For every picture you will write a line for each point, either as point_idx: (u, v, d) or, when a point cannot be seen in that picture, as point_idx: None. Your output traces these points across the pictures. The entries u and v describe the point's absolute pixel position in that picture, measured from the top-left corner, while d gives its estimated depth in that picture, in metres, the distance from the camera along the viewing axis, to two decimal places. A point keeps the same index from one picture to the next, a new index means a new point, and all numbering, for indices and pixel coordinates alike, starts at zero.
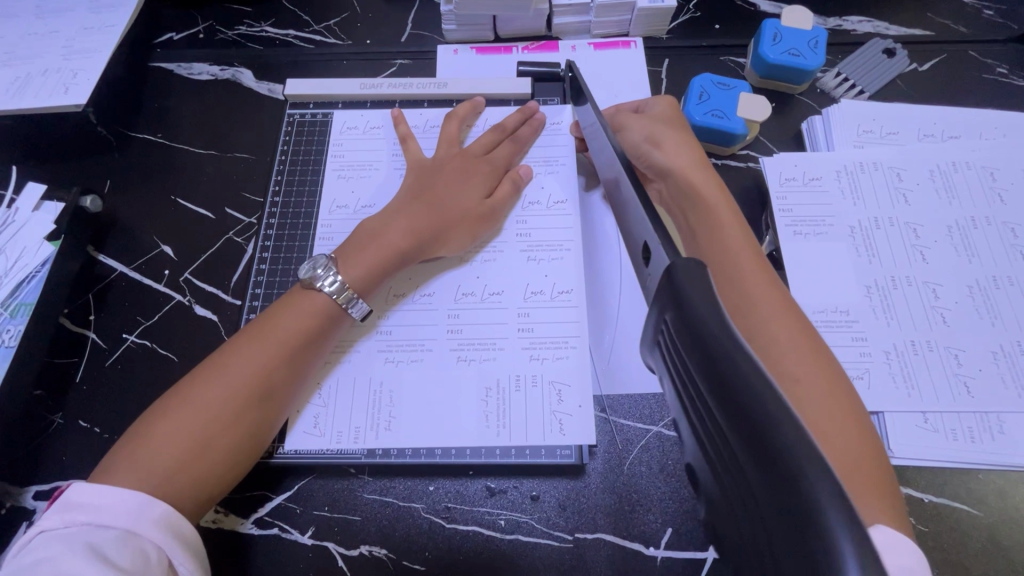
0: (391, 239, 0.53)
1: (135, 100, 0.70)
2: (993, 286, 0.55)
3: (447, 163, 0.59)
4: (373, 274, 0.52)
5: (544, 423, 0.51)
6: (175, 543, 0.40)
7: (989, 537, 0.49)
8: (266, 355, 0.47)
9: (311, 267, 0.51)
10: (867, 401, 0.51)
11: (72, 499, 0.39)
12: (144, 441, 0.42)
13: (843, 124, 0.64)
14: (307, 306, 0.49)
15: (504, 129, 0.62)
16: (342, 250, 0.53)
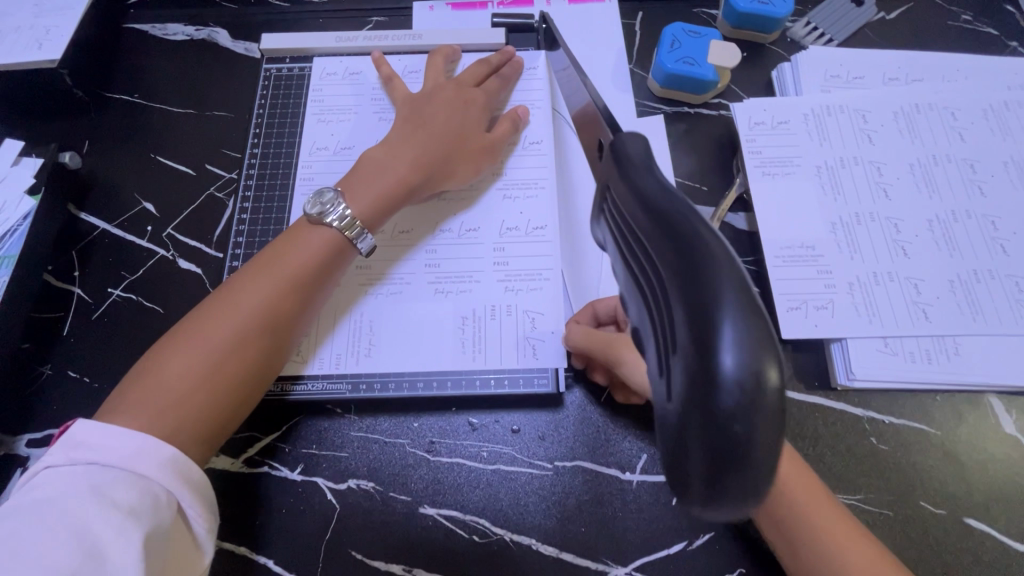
0: (396, 170, 0.53)
1: (110, 60, 0.70)
2: (951, 220, 0.57)
3: (439, 95, 0.60)
4: (381, 206, 0.52)
5: (518, 347, 0.55)
6: (183, 486, 0.38)
7: (943, 453, 0.52)
8: (274, 289, 0.46)
9: (318, 202, 0.50)
10: (830, 329, 0.54)
11: (77, 437, 0.38)
12: (153, 376, 0.41)
13: (811, 69, 0.65)
14: (315, 242, 0.49)
15: (488, 64, 0.64)
16: (347, 181, 0.53)
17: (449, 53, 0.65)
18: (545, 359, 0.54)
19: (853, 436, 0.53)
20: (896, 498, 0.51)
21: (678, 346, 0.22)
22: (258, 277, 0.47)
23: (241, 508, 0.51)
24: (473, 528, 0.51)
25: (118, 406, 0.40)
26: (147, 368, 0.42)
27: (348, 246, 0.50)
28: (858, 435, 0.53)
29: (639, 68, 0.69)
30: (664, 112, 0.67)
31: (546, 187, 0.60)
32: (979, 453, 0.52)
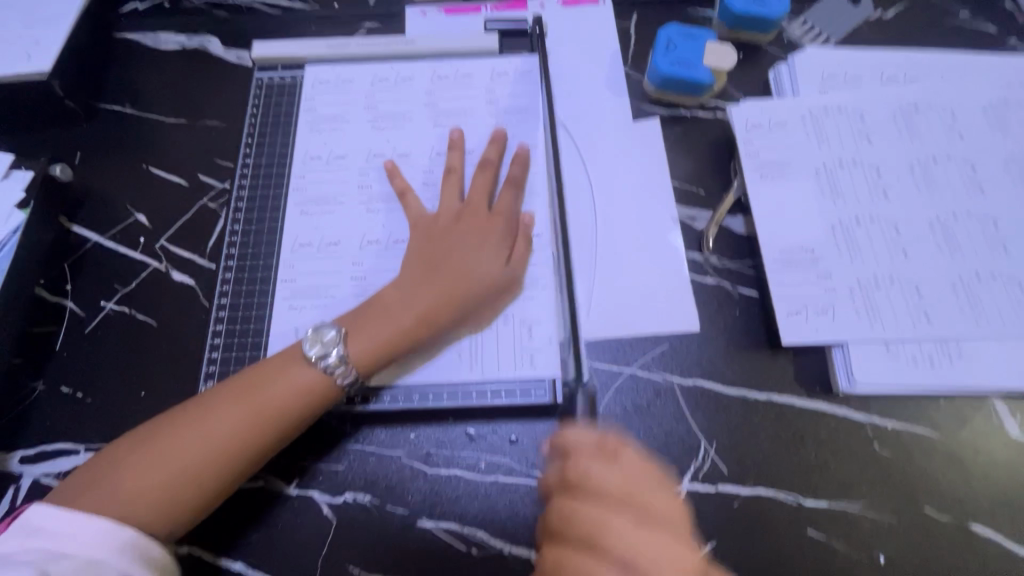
0: (402, 318, 0.51)
1: (101, 71, 0.70)
2: (953, 221, 0.57)
3: (452, 229, 0.55)
4: (379, 358, 0.50)
5: (514, 356, 0.54)
6: (140, 566, 0.42)
7: (948, 458, 0.51)
8: (244, 422, 0.47)
9: (317, 341, 0.50)
10: (831, 334, 0.53)
11: (34, 524, 0.41)
12: (133, 467, 0.44)
13: (809, 70, 0.65)
14: (297, 383, 0.48)
15: (490, 165, 0.59)
16: (350, 317, 0.52)
17: (459, 166, 0.59)
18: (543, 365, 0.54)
19: (856, 442, 0.52)
20: (900, 504, 0.50)
21: None
22: (235, 408, 0.47)
23: (236, 523, 0.51)
24: (471, 541, 0.50)
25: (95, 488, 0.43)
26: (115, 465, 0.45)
27: (335, 394, 0.50)
28: (860, 440, 0.52)
29: (635, 70, 0.68)
30: (660, 114, 0.66)
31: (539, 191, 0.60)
32: (981, 458, 0.52)
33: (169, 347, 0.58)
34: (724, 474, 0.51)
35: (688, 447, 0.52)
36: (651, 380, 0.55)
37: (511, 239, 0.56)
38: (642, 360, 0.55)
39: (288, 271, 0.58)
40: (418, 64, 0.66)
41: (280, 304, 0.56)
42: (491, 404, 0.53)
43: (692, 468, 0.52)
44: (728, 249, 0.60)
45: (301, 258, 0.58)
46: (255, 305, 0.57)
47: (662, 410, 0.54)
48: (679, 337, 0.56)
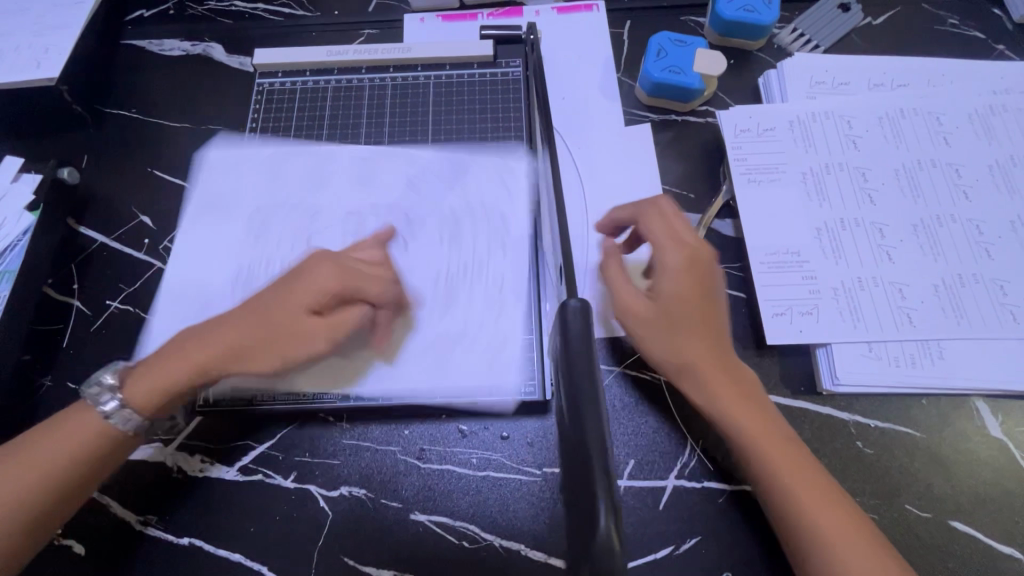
0: (179, 362, 0.48)
1: (108, 76, 0.72)
2: (937, 225, 0.58)
3: (291, 268, 0.51)
4: (155, 401, 0.48)
5: (484, 355, 0.53)
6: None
7: (930, 457, 0.53)
8: (45, 458, 0.46)
9: (96, 388, 0.49)
10: (815, 335, 0.54)
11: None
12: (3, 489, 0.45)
13: (797, 76, 0.66)
14: (86, 426, 0.48)
15: (382, 235, 0.55)
16: (151, 360, 0.50)
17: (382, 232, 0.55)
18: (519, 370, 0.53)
19: (839, 440, 0.53)
20: (881, 501, 0.51)
21: (577, 515, 0.30)
22: (43, 447, 0.47)
23: (236, 515, 0.52)
24: (462, 534, 0.52)
25: None
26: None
27: (125, 438, 0.49)
28: (843, 439, 0.53)
29: (628, 76, 0.70)
30: (651, 120, 0.68)
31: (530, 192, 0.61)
32: (963, 457, 0.53)
33: None
34: (709, 471, 0.53)
35: (675, 445, 0.54)
36: (640, 379, 0.56)
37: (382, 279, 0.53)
38: (631, 360, 0.57)
39: None
40: (415, 72, 0.68)
41: None
42: (483, 402, 0.55)
43: (678, 465, 0.53)
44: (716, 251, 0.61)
45: None
46: None
47: (649, 409, 0.55)
48: None
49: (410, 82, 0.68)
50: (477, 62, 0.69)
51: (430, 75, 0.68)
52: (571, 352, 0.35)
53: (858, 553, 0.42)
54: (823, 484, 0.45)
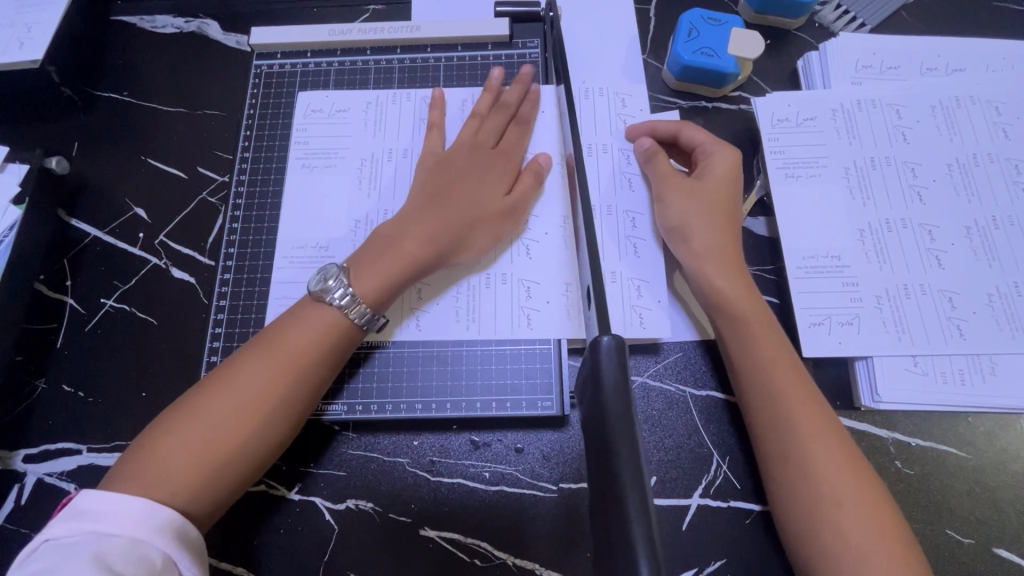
0: (408, 244, 0.50)
1: (96, 56, 0.67)
2: (992, 227, 0.53)
3: (455, 159, 0.55)
4: (387, 289, 0.49)
5: (512, 317, 0.54)
6: (183, 547, 0.39)
7: (975, 479, 0.49)
8: (284, 365, 0.45)
9: (322, 280, 0.48)
10: (855, 347, 0.50)
11: (81, 506, 0.39)
12: (156, 450, 0.41)
13: (841, 59, 0.60)
14: (317, 323, 0.47)
15: (508, 107, 0.59)
16: (359, 256, 0.50)
17: (486, 111, 0.58)
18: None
19: (878, 460, 0.50)
20: (924, 526, 0.48)
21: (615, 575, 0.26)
22: (259, 356, 0.45)
23: (237, 529, 0.50)
24: (475, 552, 0.49)
25: (136, 470, 0.41)
26: (205, 416, 0.43)
27: (354, 328, 0.48)
28: (883, 459, 0.49)
29: (653, 58, 0.64)
30: (680, 107, 0.62)
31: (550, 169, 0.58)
32: (1012, 479, 0.49)
33: (169, 347, 0.56)
34: (736, 490, 0.50)
35: (700, 461, 0.51)
36: (663, 390, 0.53)
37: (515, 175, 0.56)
38: (655, 369, 0.53)
39: (289, 271, 0.56)
40: (423, 53, 0.63)
41: (280, 304, 0.55)
42: (496, 416, 0.52)
43: (703, 482, 0.50)
44: (747, 252, 0.56)
45: (301, 259, 0.56)
46: (254, 306, 0.56)
47: (674, 422, 0.52)
48: (694, 348, 0.54)
49: (419, 65, 0.63)
50: (490, 42, 0.64)
51: (441, 57, 0.64)
52: (607, 413, 0.30)
53: (884, 553, 0.40)
54: (865, 482, 0.43)
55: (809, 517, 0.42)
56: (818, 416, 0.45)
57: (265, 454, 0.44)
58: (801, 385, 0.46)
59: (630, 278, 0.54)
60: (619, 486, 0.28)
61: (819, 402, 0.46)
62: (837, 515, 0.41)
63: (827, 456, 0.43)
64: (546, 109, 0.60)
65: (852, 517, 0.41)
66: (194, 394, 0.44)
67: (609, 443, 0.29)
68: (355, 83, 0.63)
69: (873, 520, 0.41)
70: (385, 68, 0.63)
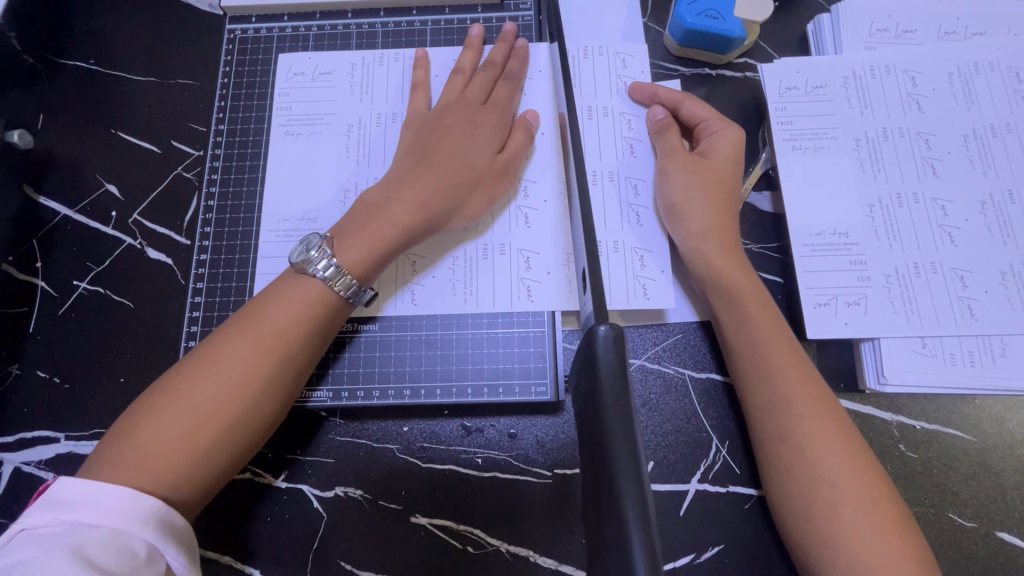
0: (396, 212, 0.47)
1: (59, 20, 0.63)
2: (1008, 201, 0.51)
3: (442, 121, 0.52)
4: (376, 260, 0.46)
5: (512, 290, 0.51)
6: (167, 537, 0.38)
7: (980, 463, 0.48)
8: (263, 344, 0.43)
9: (304, 250, 0.46)
10: (861, 328, 0.48)
11: (57, 496, 0.37)
12: (132, 435, 0.39)
13: (854, 22, 0.57)
14: (299, 299, 0.44)
15: (494, 65, 0.55)
16: (343, 224, 0.48)
17: (470, 68, 0.55)
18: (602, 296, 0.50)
19: (882, 444, 0.48)
20: (927, 510, 0.47)
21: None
22: (238, 337, 0.43)
23: (223, 519, 0.49)
24: (467, 539, 0.48)
25: (112, 458, 0.39)
26: (183, 399, 0.41)
27: (342, 301, 0.46)
28: (886, 443, 0.48)
29: (654, 22, 0.61)
30: (681, 75, 0.59)
31: (545, 134, 0.55)
32: (1018, 462, 0.48)
33: (148, 331, 0.54)
34: (735, 474, 0.48)
35: (698, 445, 0.49)
36: (661, 373, 0.51)
37: (508, 130, 0.53)
38: (653, 352, 0.51)
39: (270, 249, 0.53)
40: (408, 16, 0.60)
41: (261, 286, 0.53)
42: (488, 401, 0.50)
43: (702, 467, 0.48)
44: (751, 229, 0.54)
45: (281, 238, 0.53)
46: (234, 287, 0.53)
47: (672, 406, 0.50)
48: (695, 330, 0.52)
49: (404, 29, 0.59)
50: (480, 4, 0.60)
51: (427, 20, 0.59)
52: (602, 404, 0.28)
53: (887, 547, 0.38)
54: (868, 471, 0.41)
55: (803, 502, 0.41)
56: (819, 403, 0.43)
57: (248, 437, 0.42)
58: (799, 372, 0.44)
59: (633, 249, 0.52)
60: (614, 487, 0.26)
61: (821, 389, 0.44)
62: (833, 497, 0.40)
63: (829, 445, 0.41)
64: (543, 77, 0.57)
65: (854, 509, 0.39)
66: (170, 377, 0.42)
67: (604, 440, 0.27)
68: (336, 48, 0.59)
69: (876, 511, 0.40)
70: (367, 32, 0.59)
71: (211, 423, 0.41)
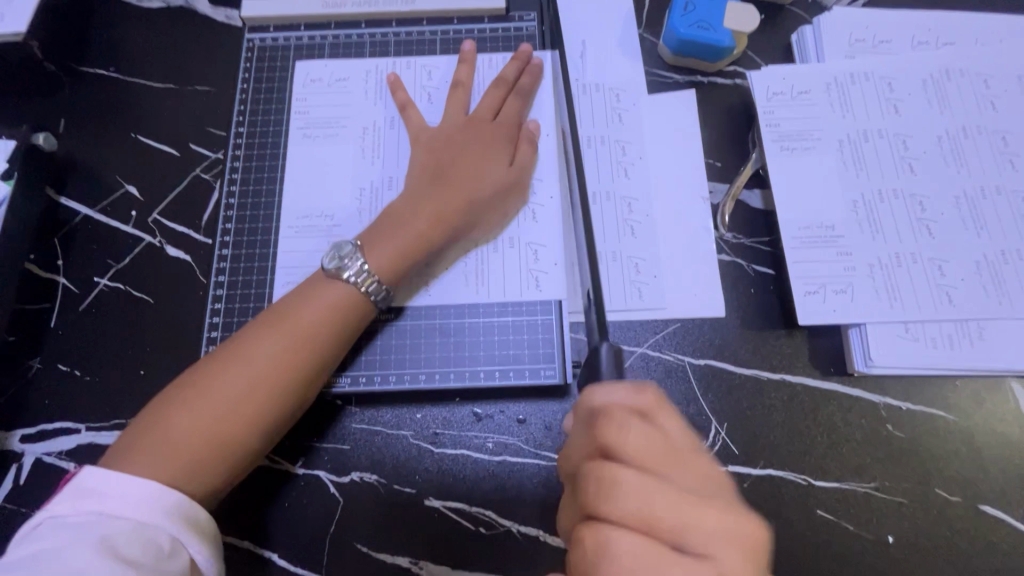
0: (417, 222, 0.50)
1: (80, 31, 0.65)
2: (981, 196, 0.54)
3: (458, 135, 0.55)
4: (400, 265, 0.49)
5: (521, 280, 0.54)
6: (190, 531, 0.39)
7: (963, 440, 0.51)
8: (286, 343, 0.45)
9: (336, 256, 0.48)
10: (849, 315, 0.52)
11: (85, 486, 0.38)
12: (162, 427, 0.41)
13: (835, 33, 0.61)
14: (325, 299, 0.47)
15: (505, 81, 0.58)
16: (368, 231, 0.50)
17: (467, 81, 0.59)
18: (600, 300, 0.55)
19: (869, 423, 0.51)
20: (914, 485, 0.50)
21: None
22: (266, 333, 0.45)
23: (242, 505, 0.50)
24: (480, 520, 0.50)
25: (142, 447, 0.41)
26: (207, 394, 0.42)
27: (367, 305, 0.49)
28: (874, 422, 0.51)
29: (650, 33, 0.64)
30: (676, 81, 0.63)
31: (549, 136, 0.58)
32: (998, 440, 0.51)
33: (168, 325, 0.56)
34: (734, 454, 0.51)
35: (698, 427, 0.51)
36: (662, 360, 0.53)
37: (514, 143, 0.56)
38: (654, 340, 0.54)
39: (289, 245, 0.56)
40: (419, 26, 0.63)
41: (280, 279, 0.55)
42: (499, 385, 0.52)
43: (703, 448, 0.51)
44: (744, 224, 0.57)
45: (299, 234, 0.56)
46: (254, 282, 0.55)
47: (673, 391, 0.53)
48: (692, 318, 0.55)
49: (415, 39, 0.63)
50: (487, 15, 0.63)
51: (436, 31, 0.63)
52: None
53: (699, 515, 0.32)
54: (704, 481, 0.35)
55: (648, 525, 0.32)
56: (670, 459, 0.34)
57: (272, 431, 0.45)
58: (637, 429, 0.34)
59: (629, 258, 0.56)
60: None
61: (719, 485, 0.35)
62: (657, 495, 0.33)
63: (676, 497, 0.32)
64: (548, 83, 0.60)
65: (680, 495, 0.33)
66: (195, 371, 0.44)
67: None
68: (350, 56, 0.62)
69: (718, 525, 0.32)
70: (379, 41, 0.62)
71: (238, 417, 0.43)
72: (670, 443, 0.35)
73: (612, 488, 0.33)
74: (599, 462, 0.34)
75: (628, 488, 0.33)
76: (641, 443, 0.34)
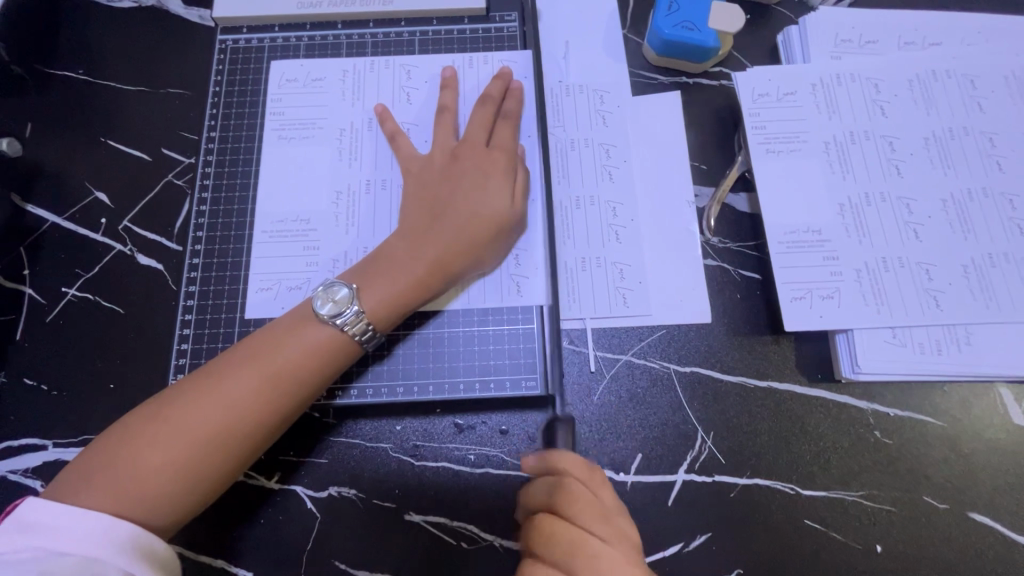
0: (413, 263, 0.48)
1: (47, 33, 0.63)
2: (968, 199, 0.54)
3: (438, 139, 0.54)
4: (394, 307, 0.47)
5: (502, 286, 0.53)
6: (144, 563, 0.37)
7: (952, 447, 0.50)
8: (266, 385, 0.43)
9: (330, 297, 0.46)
10: (835, 322, 0.51)
11: (28, 520, 0.36)
12: (125, 459, 0.40)
13: (820, 33, 0.60)
14: (310, 338, 0.45)
15: (492, 100, 0.56)
16: (358, 271, 0.49)
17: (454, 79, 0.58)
18: (583, 307, 0.53)
19: (856, 429, 0.50)
20: (902, 494, 0.49)
21: None
22: (244, 369, 0.43)
23: (216, 522, 0.49)
24: (461, 535, 0.49)
25: (100, 479, 0.39)
26: (180, 433, 0.40)
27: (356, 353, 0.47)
28: (862, 429, 0.50)
29: (634, 34, 0.63)
30: (660, 82, 0.61)
31: (531, 137, 0.57)
32: (986, 446, 0.50)
33: (139, 336, 0.54)
34: (721, 465, 0.50)
35: (684, 437, 0.50)
36: (647, 368, 0.52)
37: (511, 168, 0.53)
38: (639, 348, 0.53)
39: (263, 252, 0.54)
40: (397, 27, 0.61)
41: (253, 288, 0.53)
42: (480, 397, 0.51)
43: (687, 459, 0.50)
44: (729, 228, 0.56)
45: (272, 240, 0.54)
46: (226, 291, 0.54)
47: (658, 399, 0.52)
48: (677, 325, 0.53)
49: (393, 39, 0.61)
50: (467, 15, 0.62)
51: (415, 31, 0.61)
52: None
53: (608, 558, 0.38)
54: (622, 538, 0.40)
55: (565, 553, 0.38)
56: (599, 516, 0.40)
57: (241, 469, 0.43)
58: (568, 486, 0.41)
59: (613, 263, 0.55)
60: None
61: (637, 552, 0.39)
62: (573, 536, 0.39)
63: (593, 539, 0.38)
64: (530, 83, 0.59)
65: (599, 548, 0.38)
66: (167, 402, 0.42)
67: None
68: (327, 57, 0.60)
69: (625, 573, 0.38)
70: (357, 42, 0.61)
71: (206, 457, 0.41)
72: (605, 506, 0.41)
73: (545, 536, 0.39)
74: (545, 522, 0.40)
75: (567, 551, 0.38)
76: (584, 508, 0.40)
